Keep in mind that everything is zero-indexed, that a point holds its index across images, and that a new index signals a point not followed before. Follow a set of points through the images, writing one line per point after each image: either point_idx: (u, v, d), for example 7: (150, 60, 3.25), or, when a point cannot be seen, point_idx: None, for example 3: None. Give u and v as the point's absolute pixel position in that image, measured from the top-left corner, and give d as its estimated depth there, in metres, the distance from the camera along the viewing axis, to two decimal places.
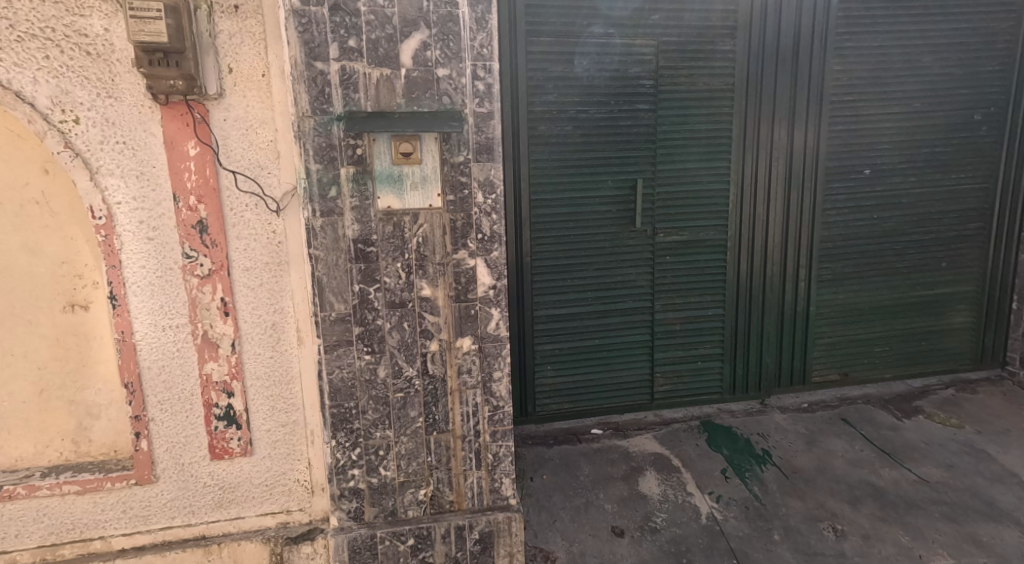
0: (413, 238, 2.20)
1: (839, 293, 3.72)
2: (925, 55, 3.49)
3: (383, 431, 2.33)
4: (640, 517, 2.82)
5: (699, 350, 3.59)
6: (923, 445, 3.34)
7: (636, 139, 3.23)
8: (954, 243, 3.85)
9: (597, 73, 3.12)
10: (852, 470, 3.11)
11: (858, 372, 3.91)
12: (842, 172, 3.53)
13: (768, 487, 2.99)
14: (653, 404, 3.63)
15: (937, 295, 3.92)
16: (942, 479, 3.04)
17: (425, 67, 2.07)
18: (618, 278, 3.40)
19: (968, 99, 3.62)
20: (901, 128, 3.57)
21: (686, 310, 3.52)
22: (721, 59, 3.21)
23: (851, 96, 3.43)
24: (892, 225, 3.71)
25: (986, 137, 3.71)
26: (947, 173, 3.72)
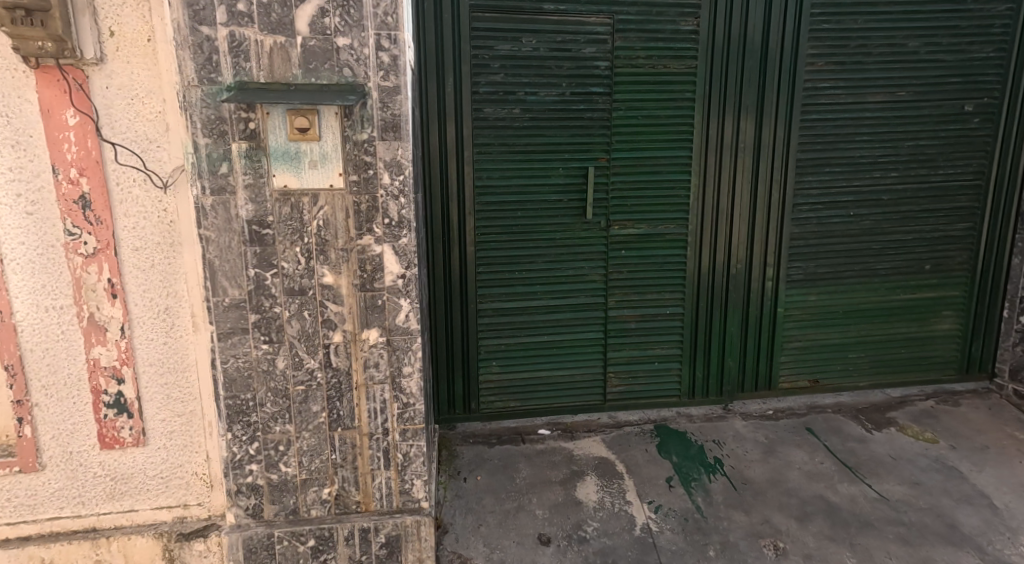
0: (313, 220, 2.05)
1: (811, 295, 3.51)
2: (913, 39, 3.21)
3: (283, 425, 2.20)
4: (571, 525, 2.67)
5: (656, 350, 3.45)
6: (890, 460, 3.12)
7: (590, 125, 3.09)
8: (941, 244, 3.58)
9: (547, 52, 2.96)
10: (807, 484, 2.92)
11: (831, 379, 3.69)
12: (816, 164, 3.30)
13: (712, 499, 2.83)
14: (606, 404, 3.50)
15: (920, 299, 3.66)
16: (904, 497, 2.82)
17: (323, 35, 1.91)
18: (570, 271, 3.27)
19: (960, 88, 3.32)
20: (884, 118, 3.30)
21: (643, 307, 3.37)
22: (683, 40, 3.03)
23: (827, 83, 3.19)
24: (871, 223, 3.46)
25: (979, 130, 3.41)
26: (933, 168, 3.43)
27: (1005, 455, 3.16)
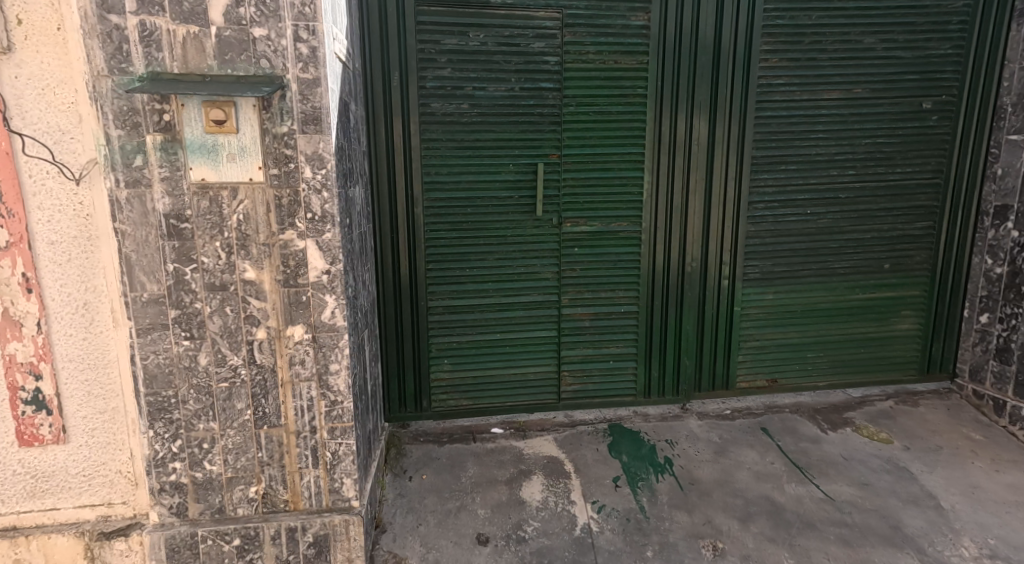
0: (233, 215, 2.01)
1: (768, 294, 3.49)
2: (869, 36, 3.18)
3: (207, 423, 2.16)
4: (511, 525, 2.65)
5: (610, 349, 3.43)
6: (841, 460, 3.10)
7: (540, 121, 3.06)
8: (901, 243, 3.55)
9: (495, 47, 2.93)
10: (754, 484, 2.90)
11: (789, 379, 3.66)
12: (771, 162, 3.28)
13: (656, 499, 2.80)
14: (560, 403, 3.48)
15: (879, 299, 3.63)
16: (850, 498, 2.80)
17: (239, 26, 1.87)
18: (522, 268, 3.25)
19: (918, 86, 3.29)
20: (839, 116, 3.27)
21: (596, 305, 3.36)
22: (633, 36, 3.01)
23: (781, 79, 3.16)
24: (828, 222, 3.43)
25: (937, 128, 3.37)
26: (891, 167, 3.40)
27: (958, 456, 3.13)
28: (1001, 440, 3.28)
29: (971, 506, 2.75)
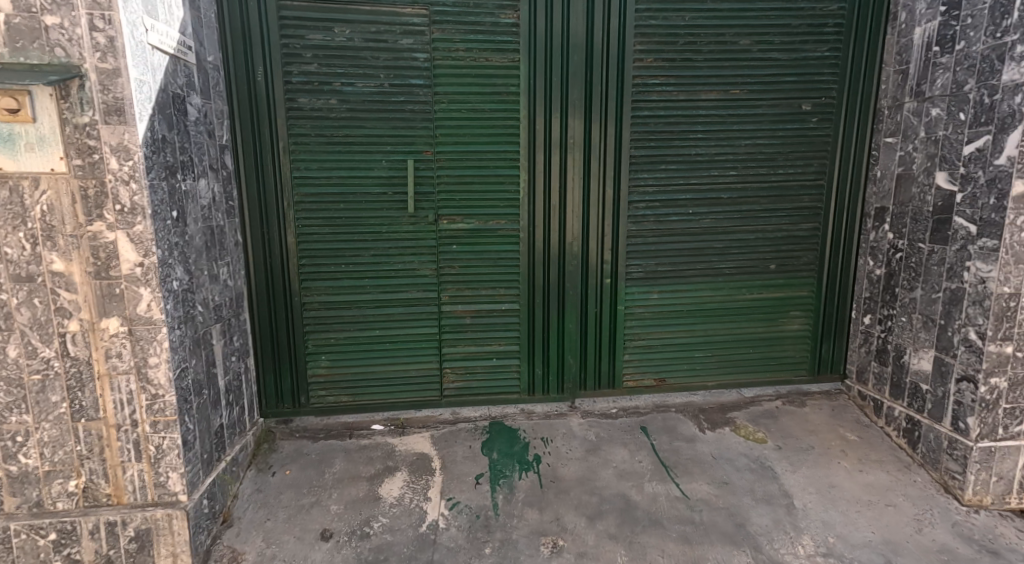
0: (36, 205, 2.00)
1: (652, 293, 3.50)
2: (744, 37, 3.20)
3: (20, 415, 2.14)
4: (358, 521, 2.65)
5: (493, 347, 3.43)
6: (710, 459, 3.11)
7: (411, 118, 3.07)
8: (788, 244, 3.55)
9: (362, 43, 2.94)
10: (614, 482, 2.91)
11: (677, 378, 3.66)
12: (650, 161, 3.29)
13: (512, 496, 2.81)
14: (443, 401, 3.47)
15: (769, 299, 3.62)
16: (705, 497, 2.82)
17: (29, 13, 1.89)
18: (398, 265, 3.25)
19: (796, 87, 3.30)
20: (719, 116, 3.29)
21: (478, 303, 3.36)
22: (503, 33, 3.02)
23: (657, 79, 3.18)
24: (712, 221, 3.44)
25: (818, 129, 3.39)
26: (773, 168, 3.41)
27: (826, 456, 3.15)
28: (875, 441, 3.29)
29: (822, 505, 2.78)
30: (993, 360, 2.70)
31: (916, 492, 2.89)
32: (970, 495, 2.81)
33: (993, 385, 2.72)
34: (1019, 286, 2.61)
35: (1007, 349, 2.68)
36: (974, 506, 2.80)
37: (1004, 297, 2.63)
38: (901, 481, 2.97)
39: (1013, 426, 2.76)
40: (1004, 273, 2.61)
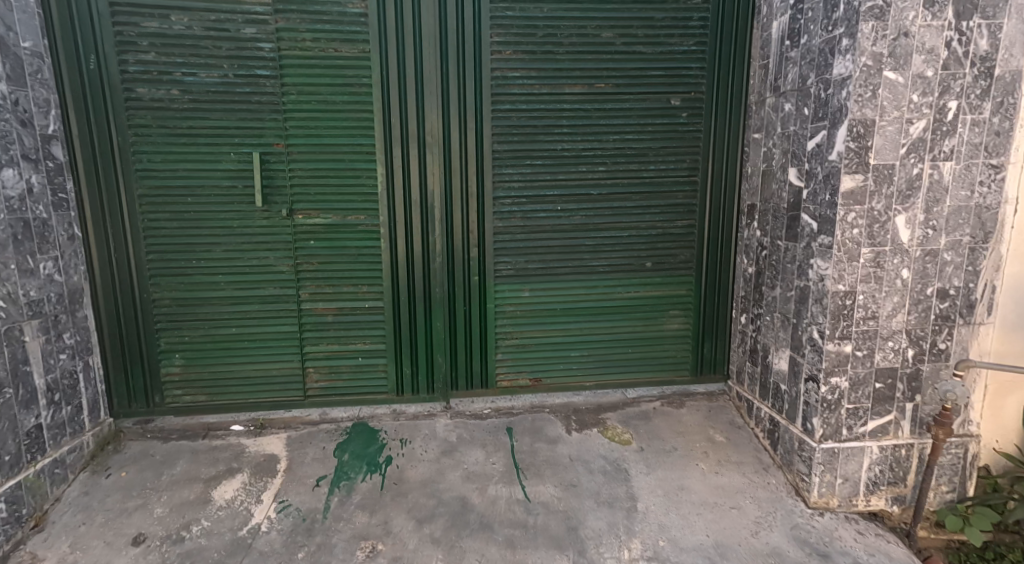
0: None
1: (524, 291, 3.41)
2: (606, 30, 3.14)
3: None
4: (177, 525, 2.56)
5: (357, 345, 3.35)
6: (567, 461, 3.04)
7: (258, 109, 2.99)
8: (663, 241, 3.46)
9: (202, 32, 2.87)
10: (458, 485, 2.84)
11: (554, 379, 3.58)
12: (514, 156, 3.22)
13: (347, 499, 2.72)
14: (307, 401, 3.39)
15: (647, 298, 3.53)
16: (547, 499, 2.75)
17: None
18: (252, 261, 3.17)
19: (663, 82, 3.24)
20: (584, 111, 3.22)
21: (339, 301, 3.28)
22: (351, 23, 2.95)
23: (518, 73, 3.11)
24: (581, 219, 3.37)
25: (688, 125, 3.32)
26: (643, 163, 3.34)
27: (686, 458, 3.07)
28: (742, 442, 3.22)
29: (664, 508, 2.72)
30: (833, 360, 2.64)
31: (765, 494, 2.83)
32: (816, 497, 2.75)
33: (834, 385, 2.66)
34: (853, 284, 2.56)
35: (847, 348, 2.63)
36: (820, 509, 2.75)
37: (839, 296, 2.57)
38: (753, 484, 2.90)
39: (857, 426, 2.70)
40: (838, 270, 2.54)
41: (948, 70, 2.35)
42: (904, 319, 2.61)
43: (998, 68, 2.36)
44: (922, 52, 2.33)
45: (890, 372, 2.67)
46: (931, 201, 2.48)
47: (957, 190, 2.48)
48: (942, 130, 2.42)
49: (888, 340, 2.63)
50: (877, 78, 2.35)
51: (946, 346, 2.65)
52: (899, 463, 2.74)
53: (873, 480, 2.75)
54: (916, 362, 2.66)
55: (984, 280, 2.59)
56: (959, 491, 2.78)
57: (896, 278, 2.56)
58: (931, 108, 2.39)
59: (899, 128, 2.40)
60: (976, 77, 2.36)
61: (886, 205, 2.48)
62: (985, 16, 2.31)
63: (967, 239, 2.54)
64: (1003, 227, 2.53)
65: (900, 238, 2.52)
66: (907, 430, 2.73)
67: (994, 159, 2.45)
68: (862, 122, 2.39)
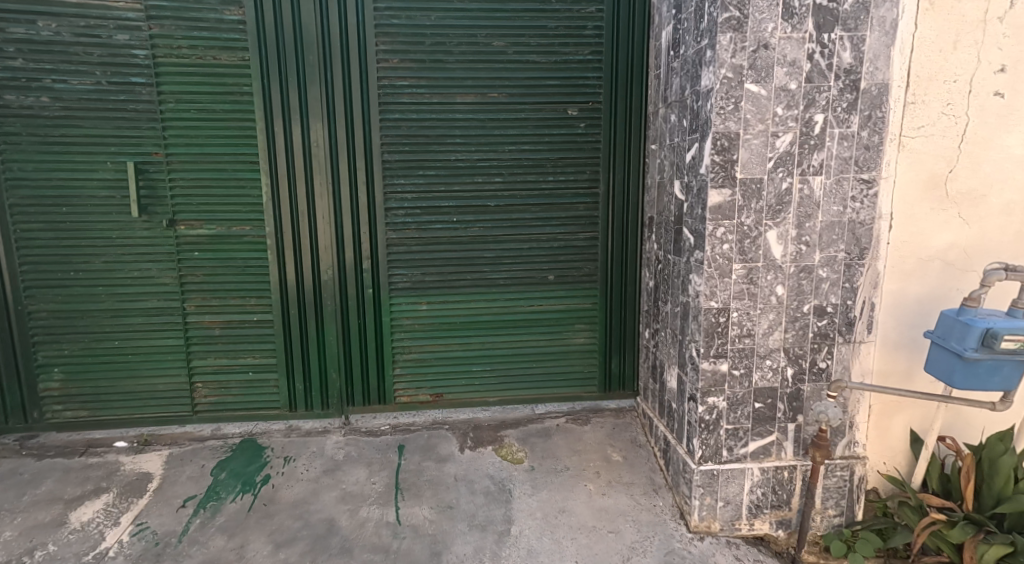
0: None
1: (421, 304, 3.33)
2: (497, 39, 3.07)
3: None
4: (22, 550, 2.46)
5: (248, 360, 3.27)
6: (451, 481, 2.94)
7: (135, 118, 2.92)
8: (564, 254, 3.39)
9: (71, 38, 2.81)
10: (330, 506, 2.73)
11: (456, 395, 3.49)
12: (406, 166, 3.15)
13: (209, 521, 2.62)
14: (196, 417, 3.30)
15: (551, 311, 3.45)
16: (418, 522, 2.65)
17: None
18: (133, 273, 3.08)
19: (559, 92, 3.17)
20: (478, 120, 3.15)
21: (227, 313, 3.20)
22: (230, 30, 2.88)
23: (406, 81, 3.05)
24: (480, 230, 3.29)
25: (587, 135, 3.24)
26: (541, 175, 3.27)
27: (575, 478, 2.97)
28: (638, 462, 3.11)
29: (538, 532, 2.62)
30: (709, 380, 2.55)
31: (647, 517, 2.73)
32: (696, 521, 2.65)
33: (711, 405, 2.57)
34: (726, 301, 2.48)
35: (723, 367, 2.54)
36: (701, 533, 2.65)
37: (712, 313, 2.49)
38: (638, 506, 2.80)
39: (738, 448, 2.61)
40: (710, 286, 2.46)
41: (812, 83, 2.31)
42: (781, 337, 2.53)
43: (864, 81, 2.32)
44: (784, 64, 2.29)
45: (770, 392, 2.58)
46: (802, 217, 2.43)
47: (829, 205, 2.42)
48: (809, 144, 2.37)
49: (766, 359, 2.55)
50: (739, 91, 2.30)
51: (826, 365, 2.57)
52: (782, 486, 2.64)
53: (756, 503, 2.65)
54: (796, 382, 2.58)
55: (862, 297, 2.52)
56: (847, 514, 2.68)
57: (770, 295, 2.49)
58: (797, 121, 2.34)
59: (765, 142, 2.35)
60: (841, 90, 2.32)
61: (755, 220, 2.42)
62: (846, 28, 2.27)
63: (843, 255, 2.47)
64: (879, 243, 2.47)
65: (772, 254, 2.45)
66: (790, 452, 2.64)
67: (866, 174, 2.40)
68: (726, 135, 2.33)
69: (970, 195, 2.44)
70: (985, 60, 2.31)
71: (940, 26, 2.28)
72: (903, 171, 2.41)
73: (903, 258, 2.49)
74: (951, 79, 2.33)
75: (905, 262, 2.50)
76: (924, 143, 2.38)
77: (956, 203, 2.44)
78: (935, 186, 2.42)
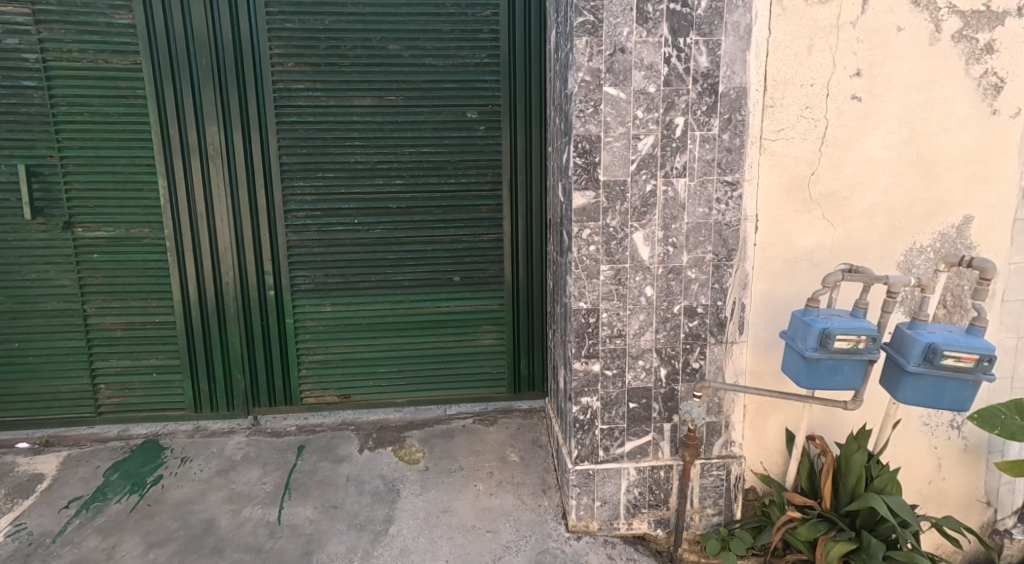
0: None
1: (325, 306, 3.35)
2: (392, 42, 3.10)
3: None
4: None
5: (151, 361, 3.29)
6: (342, 481, 2.96)
7: (27, 121, 2.95)
8: (469, 256, 3.40)
9: None
10: (213, 506, 2.75)
11: (363, 396, 3.50)
12: (305, 169, 3.17)
13: (87, 521, 2.64)
14: (100, 418, 3.32)
15: (457, 313, 3.47)
16: (297, 522, 2.67)
17: None
18: (31, 275, 3.11)
19: (457, 94, 3.19)
20: (376, 123, 3.17)
21: (129, 314, 3.22)
22: (120, 34, 2.92)
23: (302, 85, 3.08)
24: (382, 232, 3.31)
25: (487, 138, 3.26)
26: (443, 177, 3.28)
27: (466, 479, 2.98)
28: (534, 462, 3.13)
29: (416, 531, 2.65)
30: (582, 380, 2.58)
31: (528, 517, 2.75)
32: (575, 521, 2.67)
33: (585, 405, 2.60)
34: (595, 302, 2.50)
35: (595, 367, 2.57)
36: (578, 533, 2.68)
37: (582, 314, 2.51)
38: (523, 506, 2.82)
39: (614, 448, 2.64)
40: (578, 288, 2.49)
41: (670, 86, 2.34)
42: (652, 338, 2.55)
43: (722, 85, 2.35)
44: (641, 67, 2.31)
45: (644, 392, 2.60)
46: (668, 218, 2.45)
47: (694, 207, 2.45)
48: (671, 146, 2.39)
49: (638, 359, 2.57)
50: (597, 94, 2.32)
51: (699, 365, 2.59)
52: (659, 486, 2.66)
53: (633, 502, 2.67)
54: (670, 382, 2.60)
55: (732, 298, 2.54)
56: (726, 514, 2.70)
57: (639, 296, 2.51)
58: (657, 124, 2.37)
59: (626, 144, 2.38)
60: (700, 94, 2.35)
61: (620, 222, 2.44)
62: (701, 33, 2.30)
63: (710, 257, 2.49)
64: (745, 244, 2.50)
65: (639, 255, 2.48)
66: (667, 452, 2.66)
67: (729, 176, 2.43)
68: (586, 138, 2.36)
69: (833, 197, 2.48)
70: (840, 65, 2.36)
71: (793, 32, 2.33)
72: (766, 173, 2.44)
73: (770, 258, 2.53)
74: (807, 83, 2.37)
75: (772, 263, 2.53)
76: (784, 146, 2.42)
77: (819, 205, 2.48)
78: (798, 188, 2.46)
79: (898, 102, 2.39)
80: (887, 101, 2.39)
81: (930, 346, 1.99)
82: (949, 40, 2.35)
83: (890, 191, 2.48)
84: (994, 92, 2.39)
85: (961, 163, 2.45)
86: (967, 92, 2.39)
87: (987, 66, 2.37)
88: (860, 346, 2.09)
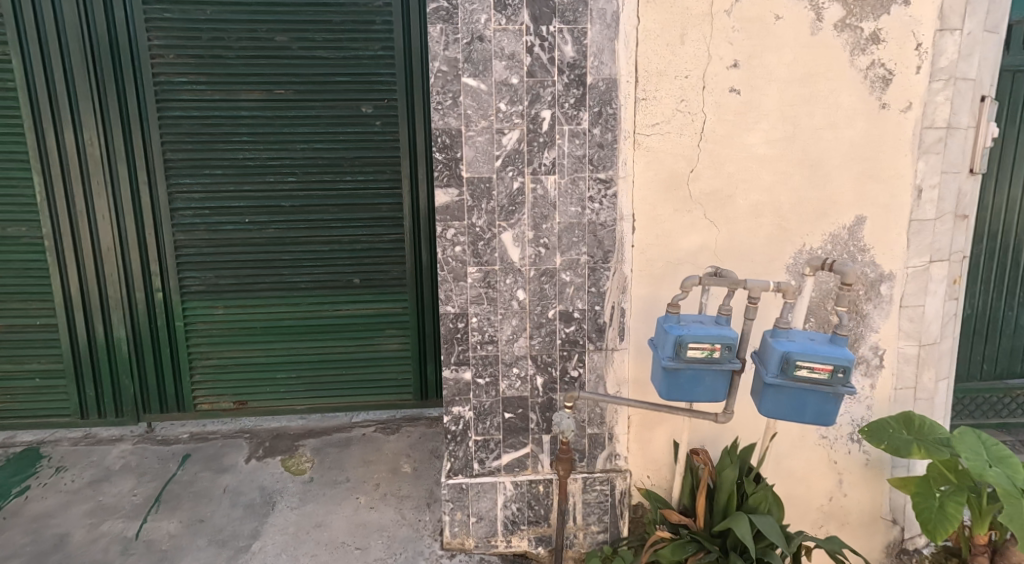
0: None
1: (217, 308, 3.21)
2: (279, 34, 2.97)
3: None
4: None
5: (32, 365, 3.16)
6: (217, 493, 2.81)
7: None
8: (369, 257, 3.25)
9: None
10: (72, 519, 2.61)
11: (261, 402, 3.36)
12: (191, 165, 3.04)
13: None
14: None
15: (359, 316, 3.32)
16: (155, 538, 2.53)
17: None
18: None
19: (350, 88, 3.06)
20: (265, 118, 3.03)
21: (8, 316, 3.09)
22: None
23: (185, 78, 2.95)
24: (275, 232, 3.16)
25: (383, 134, 3.12)
26: (338, 174, 3.13)
27: (349, 492, 2.83)
28: (426, 474, 2.98)
29: (279, 548, 2.50)
30: (453, 388, 2.44)
31: (404, 533, 2.60)
32: (450, 538, 2.53)
33: (457, 415, 2.46)
34: (463, 306, 2.36)
35: (466, 375, 2.43)
36: (454, 550, 2.53)
37: (450, 319, 2.37)
38: (402, 521, 2.67)
39: (490, 460, 2.50)
40: (445, 291, 2.35)
41: (534, 77, 2.20)
42: (526, 344, 2.41)
43: (589, 76, 2.21)
44: (502, 57, 2.18)
45: (519, 402, 2.46)
46: (538, 217, 2.31)
47: (565, 206, 2.30)
48: (539, 141, 2.25)
49: (512, 367, 2.42)
50: (455, 85, 2.19)
51: (578, 374, 2.45)
52: (538, 501, 2.51)
53: (511, 519, 2.53)
54: (547, 391, 2.45)
55: (611, 303, 2.40)
56: (612, 531, 2.55)
57: (511, 299, 2.37)
58: (522, 117, 2.23)
59: (489, 139, 2.24)
60: (566, 85, 2.21)
61: (487, 221, 2.30)
62: (565, 20, 2.17)
63: (585, 258, 2.35)
64: (623, 246, 2.35)
65: (509, 257, 2.33)
66: (547, 465, 2.51)
67: (601, 173, 2.28)
68: (446, 132, 2.22)
69: (714, 196, 2.32)
70: (715, 56, 2.22)
71: (664, 20, 2.19)
72: (642, 170, 2.30)
73: (651, 261, 2.38)
74: (681, 75, 2.23)
75: (653, 265, 2.38)
76: (661, 142, 2.28)
77: (701, 204, 2.33)
78: (677, 186, 2.31)
79: (780, 95, 2.25)
80: (768, 94, 2.25)
81: (786, 356, 1.85)
82: (832, 29, 2.21)
83: (776, 190, 2.33)
84: (883, 83, 2.25)
85: (850, 160, 2.30)
86: (854, 85, 2.25)
87: (874, 56, 2.23)
88: (717, 355, 1.94)
